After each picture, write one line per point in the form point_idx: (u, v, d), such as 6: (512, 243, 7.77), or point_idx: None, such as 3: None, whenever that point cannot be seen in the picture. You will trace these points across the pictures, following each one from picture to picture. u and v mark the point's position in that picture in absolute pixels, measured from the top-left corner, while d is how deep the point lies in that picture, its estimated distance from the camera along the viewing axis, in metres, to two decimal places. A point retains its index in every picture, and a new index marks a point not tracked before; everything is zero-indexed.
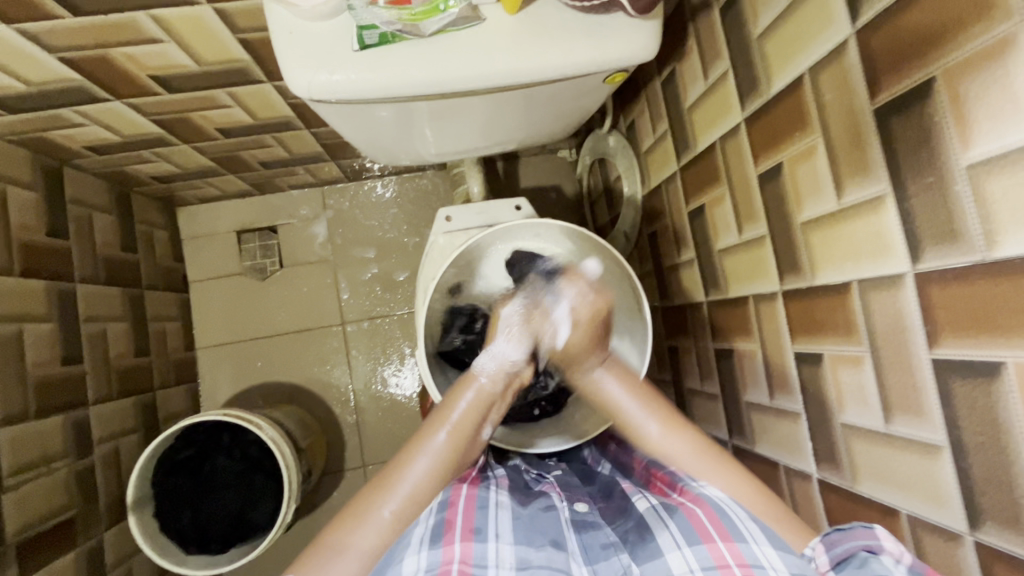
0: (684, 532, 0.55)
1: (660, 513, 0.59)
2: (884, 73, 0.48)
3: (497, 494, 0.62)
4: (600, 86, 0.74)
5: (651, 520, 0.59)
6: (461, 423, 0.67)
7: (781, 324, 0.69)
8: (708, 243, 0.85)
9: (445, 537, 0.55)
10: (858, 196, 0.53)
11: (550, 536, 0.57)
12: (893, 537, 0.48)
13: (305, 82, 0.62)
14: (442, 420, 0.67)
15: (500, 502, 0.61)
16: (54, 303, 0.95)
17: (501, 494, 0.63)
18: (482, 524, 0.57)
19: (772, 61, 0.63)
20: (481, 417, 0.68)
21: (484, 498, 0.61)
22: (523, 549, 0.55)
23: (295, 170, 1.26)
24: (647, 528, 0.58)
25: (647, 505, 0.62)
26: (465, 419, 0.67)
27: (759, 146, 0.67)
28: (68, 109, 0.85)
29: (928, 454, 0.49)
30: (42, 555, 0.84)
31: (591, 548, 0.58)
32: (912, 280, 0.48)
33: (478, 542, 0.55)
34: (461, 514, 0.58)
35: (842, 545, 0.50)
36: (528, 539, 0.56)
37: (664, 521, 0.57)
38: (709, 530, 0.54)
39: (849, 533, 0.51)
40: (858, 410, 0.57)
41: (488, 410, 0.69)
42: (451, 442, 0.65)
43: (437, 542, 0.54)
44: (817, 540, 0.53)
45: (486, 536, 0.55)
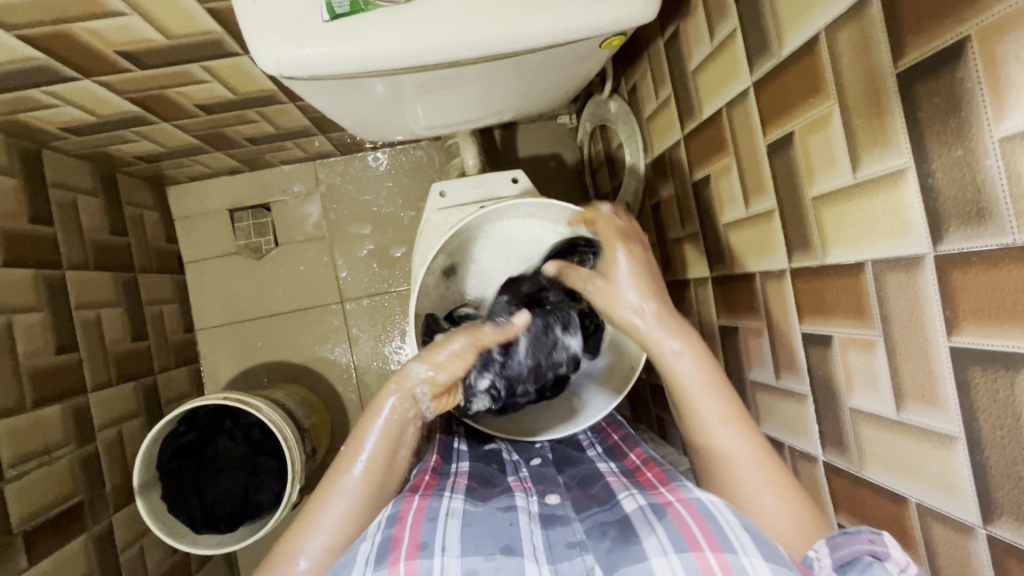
0: (671, 535, 0.53)
1: (650, 515, 0.57)
2: (909, 34, 0.43)
3: (449, 501, 0.62)
4: (596, 52, 0.69)
5: (638, 524, 0.57)
6: (389, 418, 0.70)
7: (788, 304, 0.66)
8: (713, 216, 0.81)
9: (391, 557, 0.54)
10: (875, 170, 0.49)
11: (503, 543, 0.56)
12: (901, 546, 0.49)
13: (275, 57, 0.57)
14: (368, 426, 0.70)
15: (451, 510, 0.60)
16: (43, 291, 0.94)
17: (453, 501, 0.62)
18: (430, 538, 0.56)
19: (785, 19, 0.58)
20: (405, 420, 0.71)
21: (434, 509, 0.60)
22: (471, 561, 0.54)
23: (284, 145, 1.22)
24: (630, 527, 0.57)
25: (635, 505, 0.60)
26: (389, 425, 0.70)
27: (769, 114, 0.63)
28: (37, 90, 0.80)
29: (943, 445, 0.47)
30: (51, 542, 0.85)
31: (556, 547, 0.58)
32: (932, 262, 0.45)
33: (423, 559, 0.54)
34: (409, 530, 0.57)
35: (847, 548, 0.51)
36: (478, 545, 0.56)
37: (652, 526, 0.55)
38: (698, 538, 0.52)
39: (855, 537, 0.51)
40: (868, 395, 0.55)
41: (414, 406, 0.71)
42: (383, 436, 0.70)
43: (383, 562, 0.53)
44: (821, 542, 0.54)
45: (432, 551, 0.55)
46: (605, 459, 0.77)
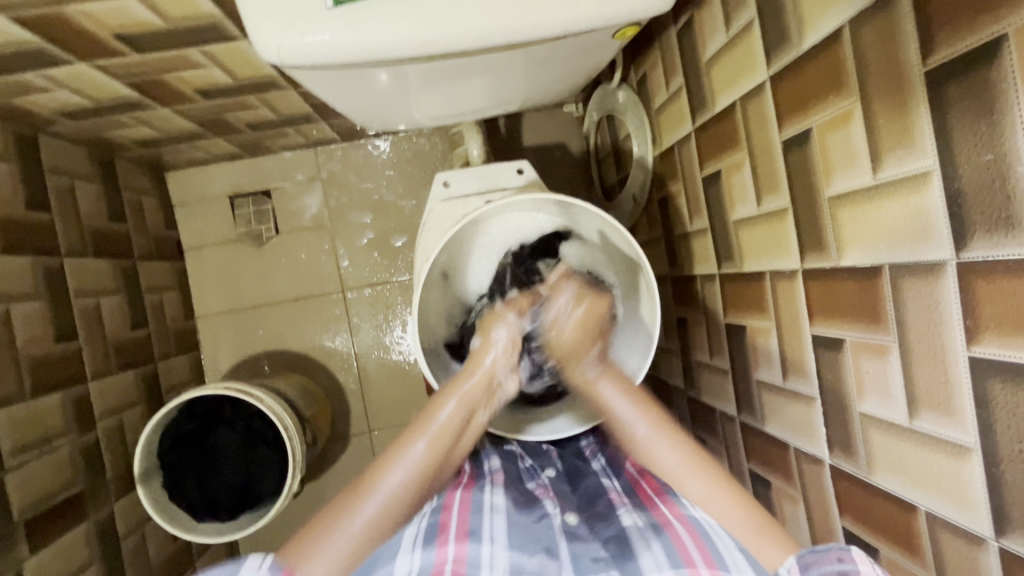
0: (667, 551, 0.60)
1: (647, 533, 0.64)
2: (941, 30, 0.41)
3: (492, 496, 0.68)
4: (608, 43, 0.67)
5: (636, 541, 0.63)
6: (439, 428, 0.65)
7: (799, 305, 0.64)
8: (722, 213, 0.79)
9: (440, 538, 0.61)
10: (897, 171, 0.47)
11: (543, 543, 0.63)
12: (868, 560, 0.49)
13: (276, 45, 0.55)
14: (426, 424, 0.65)
15: (495, 505, 0.66)
16: (41, 279, 0.92)
17: (495, 496, 0.69)
18: (477, 526, 0.63)
19: (806, 11, 0.55)
20: (465, 417, 0.67)
21: (479, 502, 0.67)
22: (515, 556, 0.60)
23: (285, 131, 1.19)
24: (629, 544, 0.63)
25: (631, 522, 0.67)
26: (453, 421, 0.66)
27: (785, 109, 0.61)
28: (30, 73, 0.78)
29: (956, 455, 0.46)
30: (52, 530, 0.85)
31: (580, 559, 0.63)
32: (954, 270, 0.43)
33: (473, 544, 0.60)
34: (455, 517, 0.64)
35: (818, 568, 0.50)
36: (522, 545, 0.62)
37: (650, 542, 0.62)
38: (693, 556, 0.58)
39: (825, 555, 0.51)
40: (879, 400, 0.54)
41: (469, 418, 0.67)
42: (429, 452, 0.64)
43: (432, 543, 0.60)
44: (791, 560, 0.53)
45: (481, 537, 0.61)
46: (609, 474, 0.79)
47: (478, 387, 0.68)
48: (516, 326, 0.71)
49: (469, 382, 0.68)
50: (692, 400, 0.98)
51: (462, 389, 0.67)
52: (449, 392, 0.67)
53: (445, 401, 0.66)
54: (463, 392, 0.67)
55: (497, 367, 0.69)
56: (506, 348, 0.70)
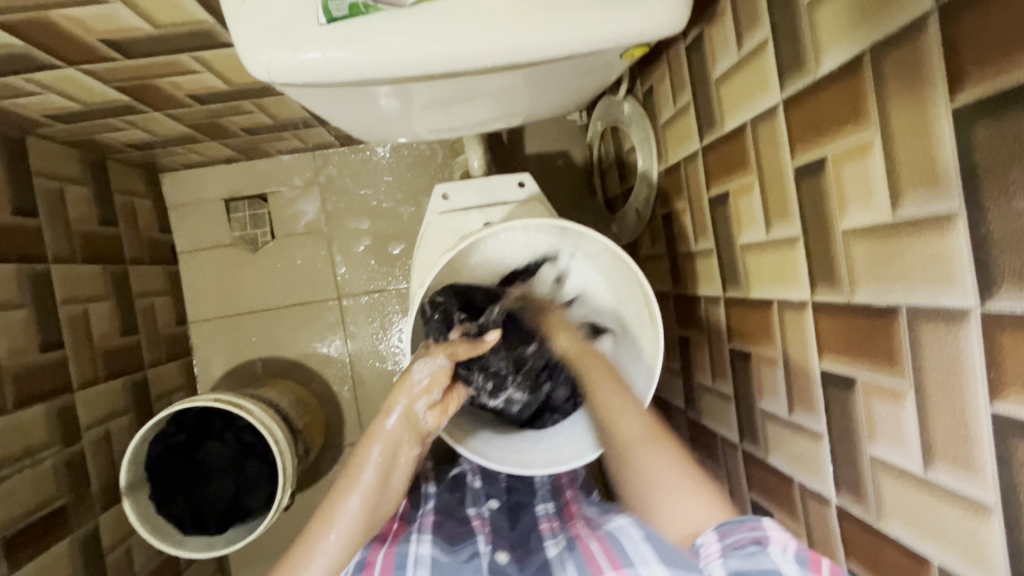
0: (579, 566, 0.67)
1: (565, 555, 0.70)
2: (972, 67, 0.39)
3: (417, 547, 0.69)
4: (615, 61, 0.65)
5: (558, 565, 0.69)
6: (368, 479, 0.66)
7: (808, 337, 0.62)
8: (729, 235, 0.77)
9: None
10: (918, 211, 0.45)
11: None
12: (777, 527, 0.55)
13: (266, 61, 0.53)
14: (353, 480, 0.66)
15: (422, 557, 0.68)
16: (26, 287, 0.90)
17: (421, 546, 0.69)
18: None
19: (824, 35, 0.53)
20: (392, 464, 0.68)
21: (402, 555, 0.68)
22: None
23: (282, 135, 1.17)
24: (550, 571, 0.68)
25: (554, 552, 0.72)
26: (379, 468, 0.67)
27: (798, 136, 0.58)
28: (16, 77, 0.75)
29: (975, 512, 0.43)
30: (33, 546, 0.83)
31: None
32: (979, 320, 0.41)
33: None
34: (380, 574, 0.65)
35: (734, 536, 0.56)
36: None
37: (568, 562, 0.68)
38: (602, 563, 0.64)
39: (740, 526, 0.57)
40: (891, 446, 0.51)
41: (395, 458, 0.68)
42: (365, 502, 0.66)
43: None
44: (710, 531, 0.59)
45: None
46: (546, 498, 0.83)
47: (397, 429, 0.68)
48: (438, 364, 0.69)
49: (389, 425, 0.68)
50: (693, 422, 0.96)
51: (382, 433, 0.68)
52: (372, 440, 0.68)
53: (370, 450, 0.67)
54: (387, 437, 0.68)
55: (413, 406, 0.69)
56: (422, 390, 0.69)
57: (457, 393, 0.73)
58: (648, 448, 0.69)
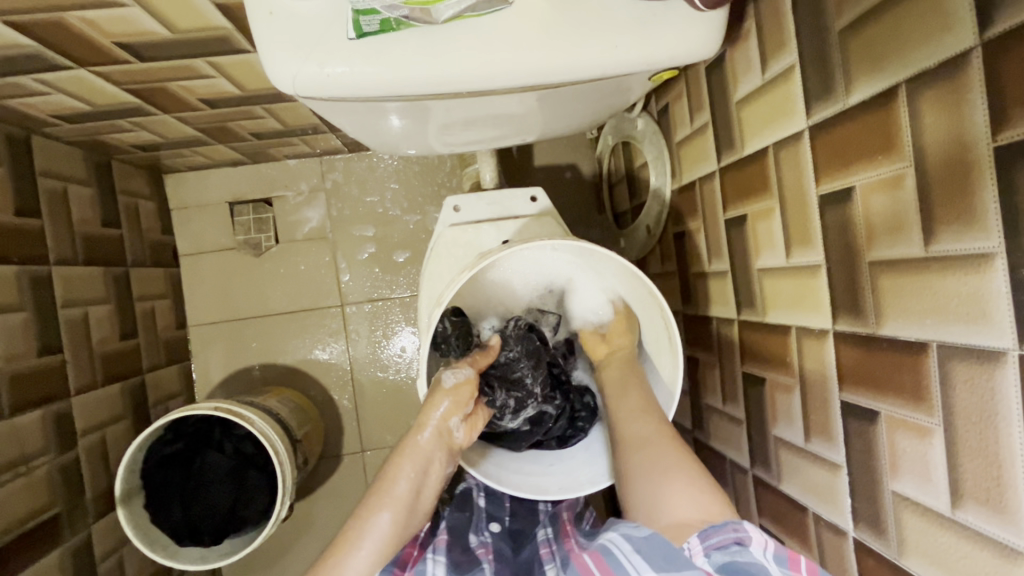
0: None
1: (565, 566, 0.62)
2: (1017, 107, 0.38)
3: (435, 567, 0.66)
4: (639, 81, 0.64)
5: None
6: (400, 495, 0.65)
7: (828, 366, 0.61)
8: (746, 258, 0.76)
9: None
10: (953, 247, 0.44)
11: None
12: (758, 529, 0.53)
13: (291, 74, 0.52)
14: (384, 497, 0.65)
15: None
16: (26, 289, 0.88)
17: (437, 565, 0.67)
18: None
19: (856, 65, 0.52)
20: (423, 482, 0.67)
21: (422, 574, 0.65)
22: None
23: (290, 141, 1.15)
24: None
25: (555, 572, 0.65)
26: (413, 483, 0.66)
27: (824, 164, 0.58)
28: (25, 77, 0.74)
29: (1007, 557, 0.42)
30: (24, 557, 0.80)
31: None
32: (1016, 361, 0.40)
33: None
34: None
35: (716, 536, 0.54)
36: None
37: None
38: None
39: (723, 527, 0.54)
40: (916, 483, 0.50)
41: (425, 475, 0.68)
42: (396, 519, 0.64)
43: None
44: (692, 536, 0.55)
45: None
46: (547, 524, 0.79)
47: (428, 445, 0.68)
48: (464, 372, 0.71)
49: (422, 440, 0.68)
50: (700, 444, 0.95)
51: (415, 448, 0.68)
52: (403, 456, 0.67)
53: (403, 466, 0.67)
54: (419, 454, 0.67)
55: (445, 423, 0.69)
56: (453, 406, 0.70)
57: (482, 412, 0.74)
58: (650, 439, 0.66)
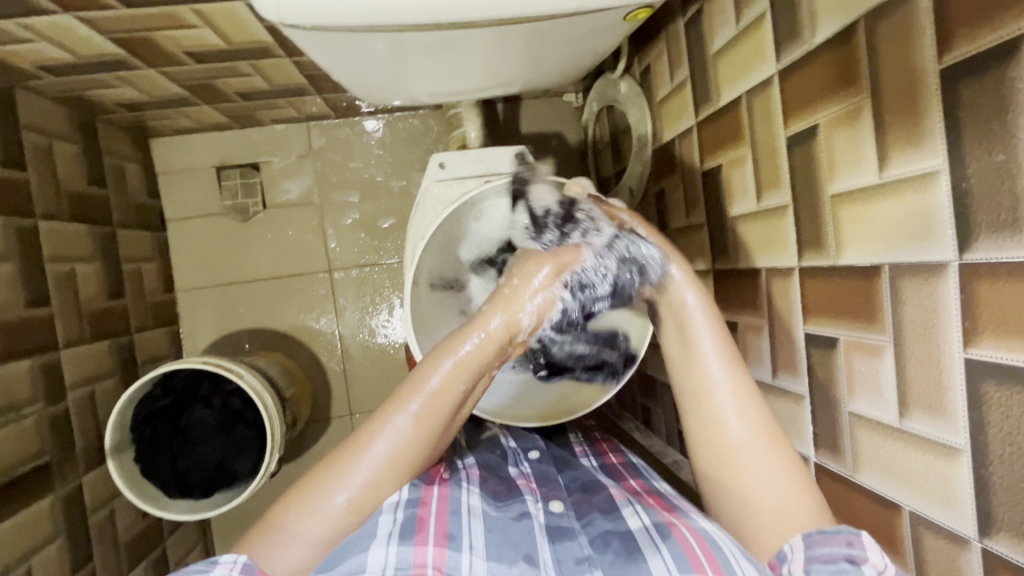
0: (675, 557, 0.57)
1: (653, 536, 0.61)
2: (960, 28, 0.41)
3: (469, 497, 0.68)
4: (619, 24, 0.67)
5: (642, 543, 0.61)
6: (431, 400, 0.62)
7: (794, 301, 0.64)
8: (720, 208, 0.79)
9: (418, 537, 0.60)
10: (903, 170, 0.47)
11: (523, 550, 0.62)
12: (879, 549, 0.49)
13: (276, 2, 0.54)
14: (411, 396, 0.62)
15: (472, 509, 0.66)
16: (12, 241, 0.88)
17: (473, 497, 0.69)
18: (457, 531, 0.62)
19: (819, 5, 0.55)
20: (458, 393, 0.63)
21: (457, 502, 0.66)
22: (495, 566, 0.60)
23: (277, 102, 1.16)
24: (635, 545, 0.61)
25: (637, 524, 0.64)
26: (449, 385, 0.63)
27: (791, 105, 0.60)
28: (11, 22, 0.74)
29: (945, 456, 0.46)
30: (17, 500, 0.82)
31: (564, 562, 0.62)
32: (956, 272, 0.43)
33: (452, 550, 0.60)
34: (434, 516, 0.63)
35: (824, 549, 0.51)
36: (501, 554, 0.61)
37: (656, 546, 0.59)
38: (700, 560, 0.55)
39: (832, 538, 0.51)
40: (869, 400, 0.54)
41: (465, 390, 0.64)
42: (419, 423, 0.62)
43: (410, 539, 0.60)
44: (797, 539, 0.54)
45: (459, 544, 0.61)
46: (606, 475, 0.78)
47: (483, 353, 0.64)
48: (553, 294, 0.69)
49: (474, 345, 0.64)
50: None
51: (463, 352, 0.64)
52: (449, 347, 0.64)
53: (440, 366, 0.63)
54: (462, 354, 0.64)
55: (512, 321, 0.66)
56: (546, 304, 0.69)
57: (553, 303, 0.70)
58: (717, 366, 0.66)
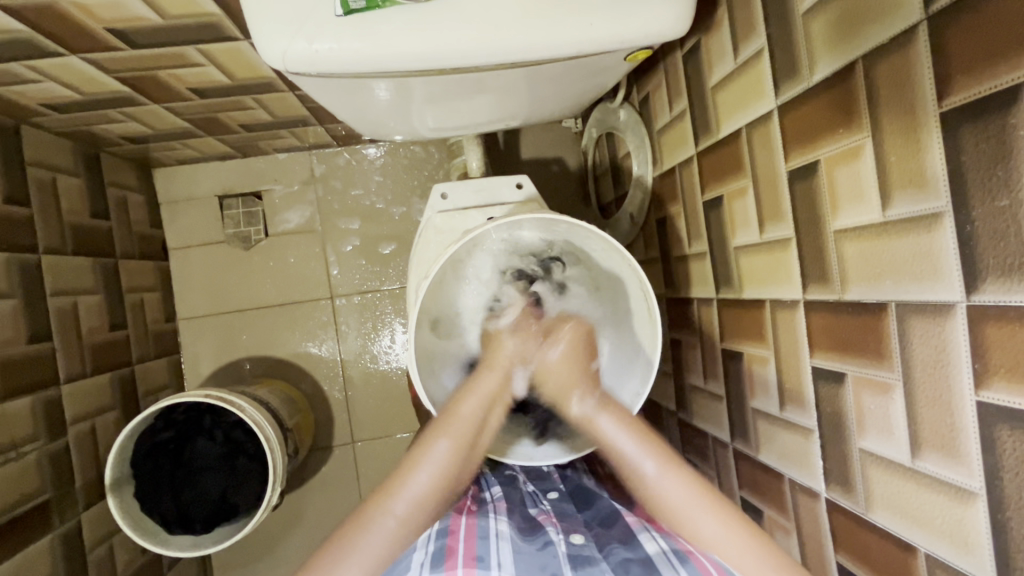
0: None
1: (672, 560, 0.59)
2: (960, 74, 0.41)
3: (497, 523, 0.66)
4: (618, 62, 0.68)
5: (661, 565, 0.59)
6: (461, 428, 0.68)
7: (800, 335, 0.63)
8: (723, 238, 0.79)
9: (447, 563, 0.59)
10: (906, 210, 0.47)
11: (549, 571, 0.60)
12: None
13: (281, 51, 0.55)
14: (444, 427, 0.68)
15: (500, 534, 0.64)
16: (15, 275, 0.88)
17: (500, 523, 0.67)
18: (485, 553, 0.60)
19: (817, 44, 0.55)
20: (483, 415, 0.70)
21: (484, 528, 0.65)
22: None
23: (279, 133, 1.17)
24: (654, 569, 0.59)
25: (655, 549, 0.62)
26: (475, 412, 0.69)
27: (792, 140, 0.61)
28: (18, 64, 0.75)
29: (959, 499, 0.45)
30: (15, 541, 0.81)
31: None
32: (964, 313, 0.43)
33: (481, 569, 0.58)
34: (463, 542, 0.62)
35: None
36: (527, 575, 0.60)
37: (675, 568, 0.58)
38: None
39: None
40: (880, 438, 0.53)
41: (488, 412, 0.71)
42: (453, 450, 0.66)
43: (439, 567, 0.59)
44: None
45: (488, 564, 0.59)
46: (622, 501, 0.77)
47: (491, 382, 0.72)
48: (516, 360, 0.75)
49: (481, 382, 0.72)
50: (684, 425, 0.97)
51: (484, 385, 0.72)
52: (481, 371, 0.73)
53: (468, 401, 0.70)
54: (479, 389, 0.71)
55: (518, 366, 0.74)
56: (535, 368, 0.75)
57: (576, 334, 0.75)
58: (661, 478, 0.65)
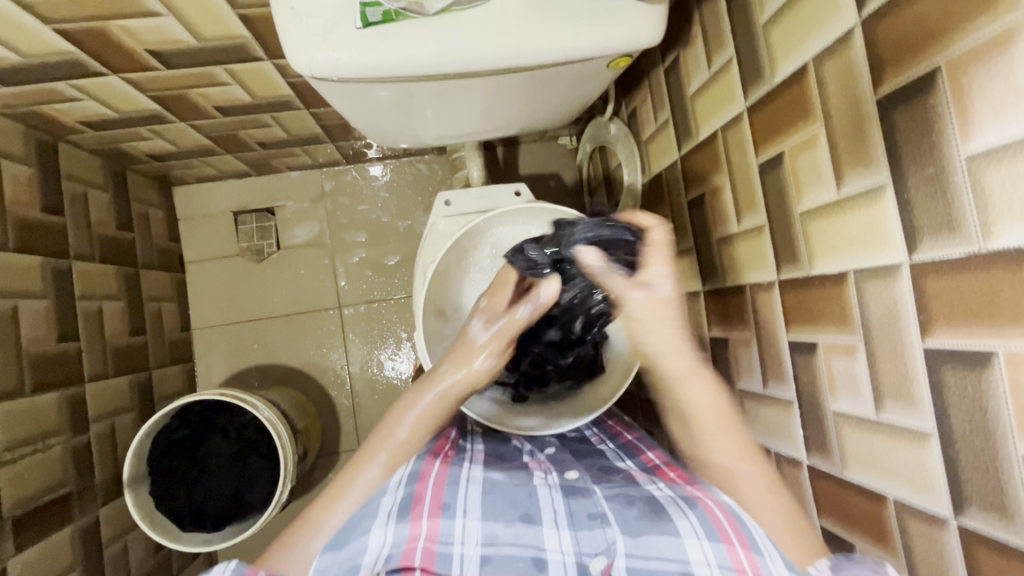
0: (703, 525, 0.57)
1: (681, 504, 0.61)
2: (889, 64, 0.48)
3: (469, 470, 0.68)
4: (603, 71, 0.76)
5: (670, 507, 0.61)
6: (394, 449, 0.66)
7: (777, 313, 0.69)
8: (706, 233, 0.85)
9: (413, 512, 0.60)
10: (857, 186, 0.54)
11: (521, 511, 0.63)
12: None
13: (306, 60, 0.63)
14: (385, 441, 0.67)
15: (471, 479, 0.66)
16: (49, 279, 0.95)
17: (472, 469, 0.68)
18: (451, 500, 0.62)
19: (777, 49, 0.63)
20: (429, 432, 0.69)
21: (455, 474, 0.66)
22: (490, 526, 0.61)
23: (293, 151, 1.25)
24: (659, 506, 0.61)
25: (662, 493, 0.64)
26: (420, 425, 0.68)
27: (761, 136, 0.68)
28: (65, 83, 0.84)
29: (917, 441, 0.50)
30: (39, 529, 0.84)
31: (577, 515, 0.63)
32: (909, 270, 0.49)
33: (445, 517, 0.60)
34: (431, 488, 0.63)
35: None
36: (498, 511, 0.62)
37: (684, 511, 0.59)
38: (728, 530, 0.56)
39: None
40: (849, 398, 0.58)
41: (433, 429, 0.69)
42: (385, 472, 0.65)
43: (406, 516, 0.60)
44: None
45: (453, 512, 0.61)
46: (622, 456, 0.78)
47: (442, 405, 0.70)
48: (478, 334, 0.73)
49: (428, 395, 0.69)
50: None
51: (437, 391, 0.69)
52: (427, 386, 0.70)
53: (405, 419, 0.68)
54: (427, 405, 0.69)
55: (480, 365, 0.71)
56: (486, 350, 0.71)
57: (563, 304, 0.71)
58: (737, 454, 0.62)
